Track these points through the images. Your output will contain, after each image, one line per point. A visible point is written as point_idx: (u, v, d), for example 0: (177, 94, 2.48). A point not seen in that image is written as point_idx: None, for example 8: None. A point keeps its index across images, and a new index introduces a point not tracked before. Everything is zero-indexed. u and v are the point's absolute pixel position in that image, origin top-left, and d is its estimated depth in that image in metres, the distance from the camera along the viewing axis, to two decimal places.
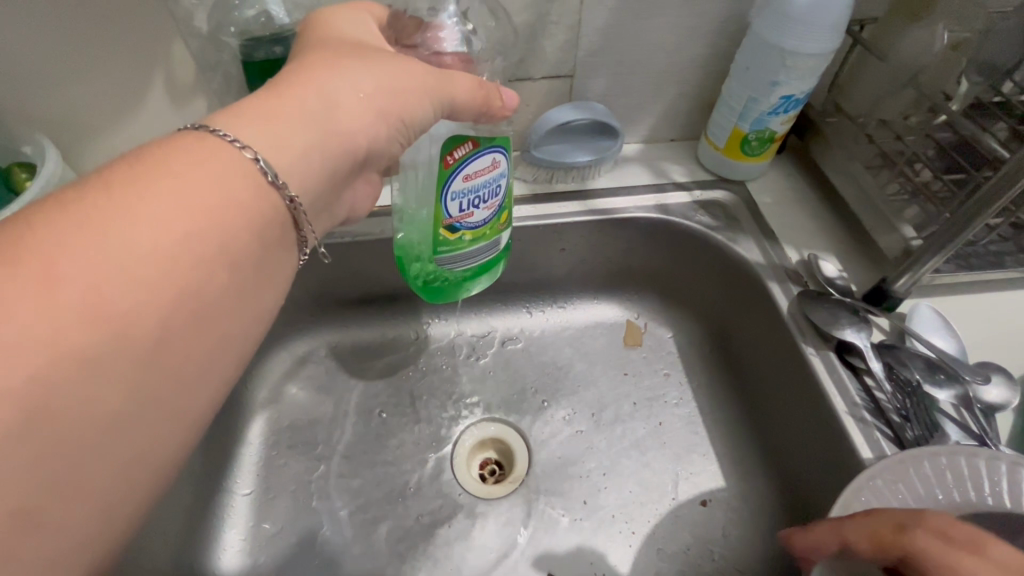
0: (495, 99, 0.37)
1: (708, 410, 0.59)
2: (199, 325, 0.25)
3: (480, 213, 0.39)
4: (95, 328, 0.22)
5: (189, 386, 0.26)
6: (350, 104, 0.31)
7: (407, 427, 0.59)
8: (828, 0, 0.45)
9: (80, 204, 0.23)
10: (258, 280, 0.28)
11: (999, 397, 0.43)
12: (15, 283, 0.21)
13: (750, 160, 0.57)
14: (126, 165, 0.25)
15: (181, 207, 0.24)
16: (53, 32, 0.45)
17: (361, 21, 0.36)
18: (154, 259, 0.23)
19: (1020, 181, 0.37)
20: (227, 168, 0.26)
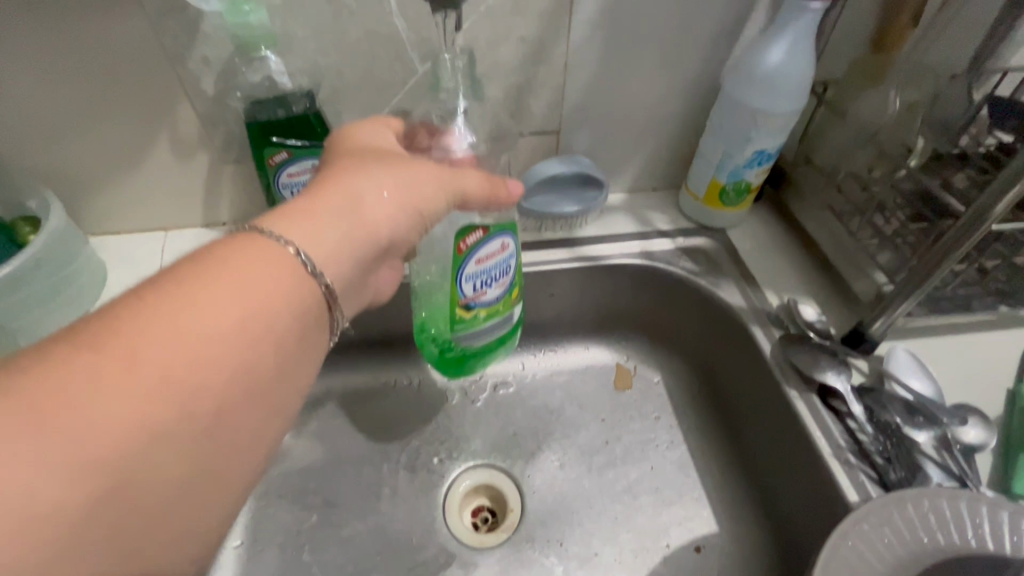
0: (500, 192, 0.40)
1: (699, 453, 0.59)
2: (251, 403, 0.27)
3: (492, 291, 0.44)
4: (163, 410, 0.23)
5: (237, 462, 0.27)
6: (378, 203, 0.35)
7: (398, 474, 0.58)
8: (790, 63, 0.48)
9: (151, 296, 0.25)
10: (301, 360, 0.30)
11: (977, 438, 0.44)
12: (102, 367, 0.22)
13: (728, 209, 0.60)
14: (190, 260, 0.27)
15: (240, 295, 0.27)
16: (66, 95, 0.48)
17: (380, 133, 0.41)
18: (218, 345, 0.25)
19: (977, 228, 0.40)
20: (278, 259, 0.29)
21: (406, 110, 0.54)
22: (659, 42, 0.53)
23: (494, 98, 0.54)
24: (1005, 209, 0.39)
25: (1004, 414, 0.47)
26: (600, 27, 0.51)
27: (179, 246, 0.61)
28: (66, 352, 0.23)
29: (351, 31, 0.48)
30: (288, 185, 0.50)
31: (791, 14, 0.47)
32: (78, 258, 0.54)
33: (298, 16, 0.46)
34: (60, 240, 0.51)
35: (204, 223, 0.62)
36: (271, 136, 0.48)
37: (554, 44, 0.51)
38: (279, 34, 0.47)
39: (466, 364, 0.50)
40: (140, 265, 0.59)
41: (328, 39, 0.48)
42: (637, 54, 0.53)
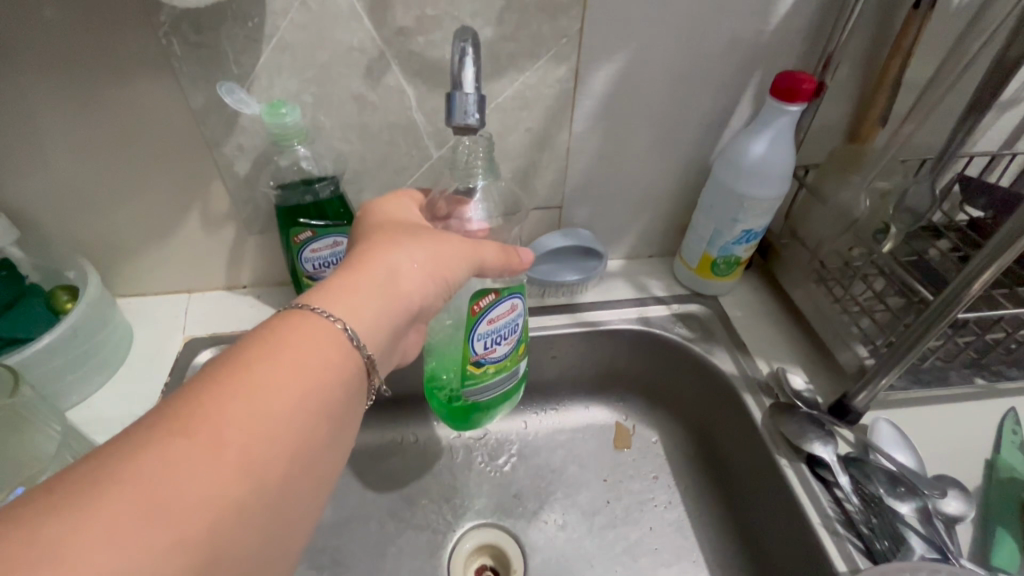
0: (513, 259, 0.45)
1: (696, 513, 0.61)
2: (307, 472, 0.30)
3: (501, 348, 0.48)
4: (242, 485, 0.26)
5: (294, 526, 0.30)
6: (410, 273, 0.38)
7: (404, 533, 0.60)
8: (772, 156, 0.53)
9: (227, 381, 0.28)
10: (346, 427, 0.33)
11: (957, 509, 0.46)
12: (192, 450, 0.25)
13: (719, 278, 0.64)
14: (254, 343, 0.30)
15: (302, 376, 0.30)
16: (111, 178, 0.53)
17: (405, 206, 0.46)
18: (286, 422, 0.28)
19: (949, 314, 0.43)
20: (331, 337, 0.32)
21: (420, 189, 0.59)
22: (654, 131, 0.58)
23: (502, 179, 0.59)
24: (981, 289, 0.41)
25: (982, 484, 0.49)
26: (600, 118, 0.56)
27: (201, 308, 0.64)
28: (156, 438, 0.25)
29: (374, 123, 0.53)
30: (312, 259, 0.55)
31: (772, 113, 0.52)
32: (109, 323, 0.57)
33: (327, 111, 0.51)
34: (95, 308, 0.55)
35: (225, 286, 0.65)
36: (298, 217, 0.53)
37: (558, 133, 0.56)
38: (309, 126, 0.52)
39: (472, 417, 0.52)
40: (164, 327, 0.62)
41: (353, 130, 0.53)
42: (632, 141, 0.58)
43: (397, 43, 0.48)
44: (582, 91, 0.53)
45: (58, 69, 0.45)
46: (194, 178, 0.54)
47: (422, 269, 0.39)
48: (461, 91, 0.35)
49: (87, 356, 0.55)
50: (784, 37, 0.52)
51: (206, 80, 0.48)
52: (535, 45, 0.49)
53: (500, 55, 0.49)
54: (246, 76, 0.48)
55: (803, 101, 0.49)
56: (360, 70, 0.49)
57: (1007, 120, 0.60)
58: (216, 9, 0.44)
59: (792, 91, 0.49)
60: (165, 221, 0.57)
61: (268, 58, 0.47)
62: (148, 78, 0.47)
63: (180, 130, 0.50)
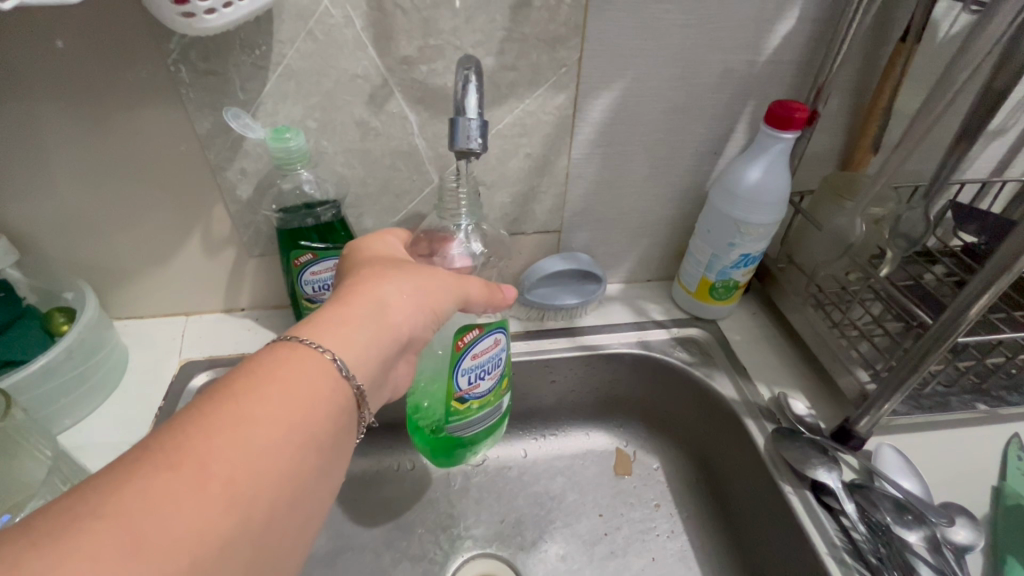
0: (497, 294, 0.45)
1: (699, 544, 0.59)
2: (294, 507, 0.29)
3: (485, 383, 0.47)
4: (228, 520, 0.25)
5: (280, 563, 0.29)
6: (398, 305, 0.38)
7: (400, 564, 0.58)
8: (769, 182, 0.53)
9: (215, 411, 0.27)
10: (335, 460, 0.32)
11: (966, 538, 0.45)
12: (178, 483, 0.24)
13: (718, 303, 0.64)
14: (240, 375, 0.30)
15: (292, 406, 0.29)
16: (114, 201, 0.53)
17: (386, 244, 0.47)
18: (274, 454, 0.28)
19: (950, 337, 0.42)
20: (320, 368, 0.32)
21: (420, 213, 0.59)
22: (651, 157, 0.59)
23: (502, 204, 0.59)
24: (979, 314, 0.41)
25: (990, 512, 0.49)
26: (599, 145, 0.57)
27: (198, 331, 0.64)
28: (139, 473, 0.24)
29: (376, 148, 0.54)
30: (311, 282, 0.55)
31: (766, 141, 0.53)
32: (105, 347, 0.56)
33: (330, 136, 0.52)
34: (91, 332, 0.54)
35: (223, 309, 0.65)
36: (300, 241, 0.53)
37: (557, 159, 0.57)
38: (312, 151, 0.53)
39: (455, 453, 0.52)
40: (160, 350, 0.61)
41: (355, 155, 0.54)
42: (631, 167, 0.59)
43: (400, 72, 0.49)
44: (580, 118, 0.55)
45: (67, 95, 0.46)
46: (197, 201, 0.55)
47: (408, 301, 0.39)
48: (464, 116, 0.36)
49: (81, 380, 0.54)
50: (776, 68, 0.54)
51: (212, 106, 0.49)
52: (535, 74, 0.51)
53: (500, 83, 0.51)
54: (252, 102, 0.49)
55: (796, 129, 0.50)
56: (363, 97, 0.50)
57: (995, 149, 0.62)
58: (225, 38, 0.45)
59: (785, 119, 0.50)
60: (165, 244, 0.57)
61: (274, 85, 0.48)
62: (155, 103, 0.48)
63: (185, 154, 0.51)
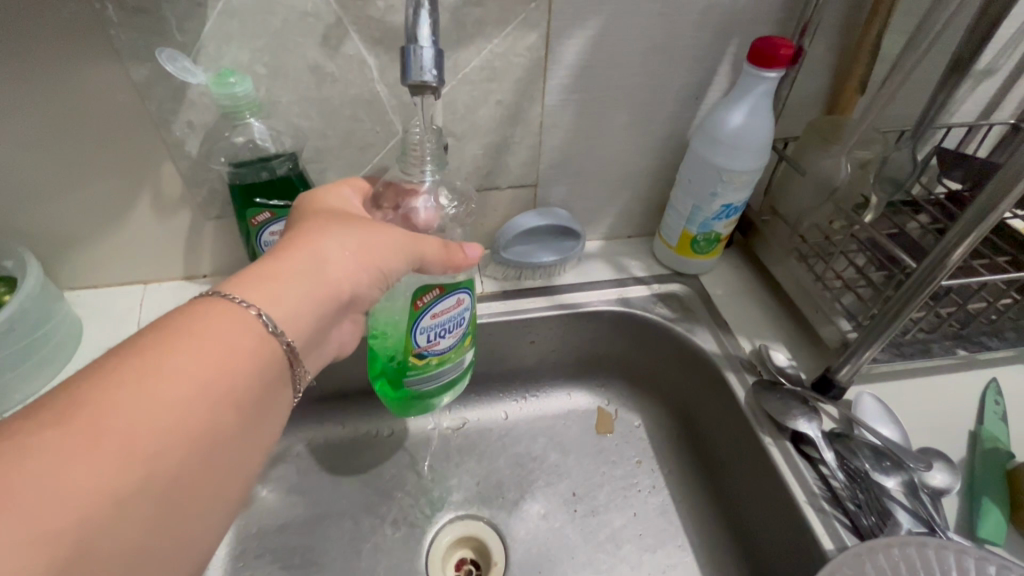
0: (458, 255, 0.41)
1: (681, 498, 0.60)
2: (210, 465, 0.28)
3: (446, 340, 0.46)
4: (127, 476, 0.24)
5: (196, 523, 0.27)
6: (337, 263, 0.36)
7: (380, 529, 0.58)
8: (752, 126, 0.51)
9: (116, 367, 0.26)
10: (261, 417, 0.31)
11: (943, 482, 0.45)
12: (67, 439, 0.23)
13: (700, 257, 0.62)
14: (151, 332, 0.28)
15: (204, 362, 0.28)
16: (48, 158, 0.48)
17: (341, 197, 0.44)
18: (180, 410, 0.26)
19: (933, 280, 0.41)
20: (242, 323, 0.30)
21: (387, 167, 0.56)
22: (630, 104, 0.56)
23: (473, 156, 0.56)
24: (961, 258, 0.40)
25: (966, 456, 0.49)
26: (574, 90, 0.54)
27: (158, 300, 0.60)
28: (26, 431, 0.23)
29: (334, 96, 0.50)
30: (271, 243, 0.52)
31: (749, 81, 0.50)
32: (52, 318, 0.53)
33: (283, 84, 0.48)
34: (33, 302, 0.51)
35: (184, 276, 0.62)
36: (255, 197, 0.50)
37: (530, 107, 0.54)
38: (264, 100, 0.49)
39: (413, 404, 0.51)
40: (117, 321, 0.58)
41: (312, 104, 0.50)
42: (609, 115, 0.56)
43: (354, 8, 0.45)
44: (554, 61, 0.51)
45: None
46: (141, 159, 0.50)
47: (350, 258, 0.37)
48: (416, 46, 0.33)
49: (27, 353, 0.51)
50: (760, 3, 0.51)
51: (147, 50, 0.44)
52: (503, 11, 0.47)
53: (466, 21, 0.47)
54: (192, 44, 0.45)
55: (781, 67, 0.47)
56: (316, 38, 0.46)
57: (984, 90, 0.60)
58: None
59: (769, 57, 0.47)
60: (112, 207, 0.53)
61: (214, 25, 0.44)
62: (81, 47, 0.43)
63: (123, 107, 0.47)
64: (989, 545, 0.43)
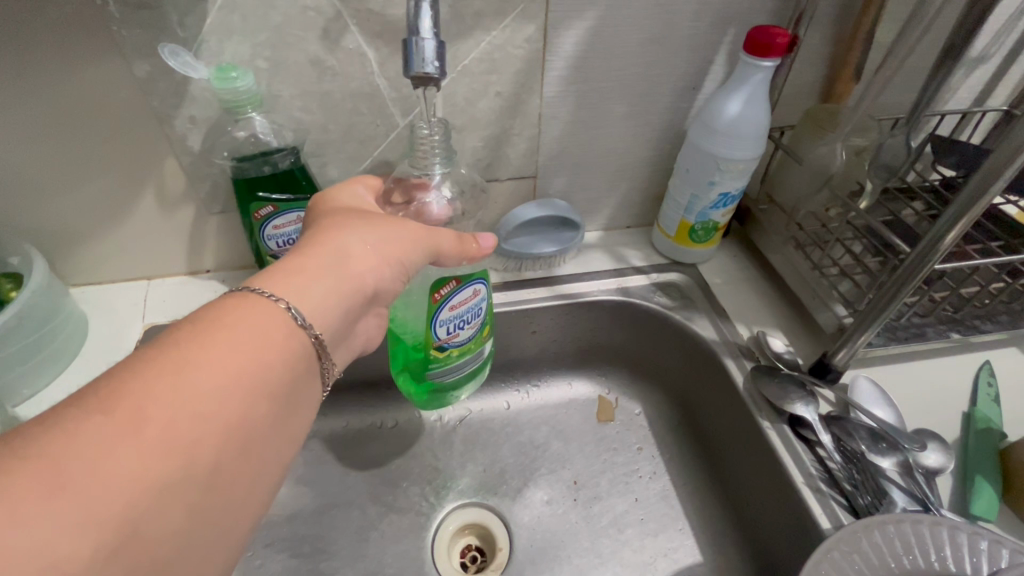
0: (472, 245, 0.42)
1: (681, 483, 0.61)
2: (245, 453, 0.28)
3: (465, 331, 0.47)
4: (168, 464, 0.25)
5: (232, 511, 0.28)
6: (361, 257, 0.37)
7: (386, 517, 0.59)
8: (749, 115, 0.52)
9: (156, 358, 0.27)
10: (292, 409, 0.32)
11: (936, 462, 0.47)
12: (112, 427, 0.24)
13: (698, 246, 0.63)
14: (188, 324, 0.29)
15: (236, 355, 0.28)
16: (53, 155, 0.49)
17: (355, 194, 0.45)
18: (216, 401, 0.27)
19: (927, 264, 0.42)
20: (273, 316, 0.31)
21: (387, 160, 0.56)
22: (628, 95, 0.56)
23: (473, 147, 0.57)
24: (954, 242, 0.40)
25: (958, 437, 0.50)
26: (573, 81, 0.54)
27: (162, 295, 0.61)
28: (73, 418, 0.24)
29: (335, 90, 0.50)
30: (275, 237, 0.52)
31: (745, 71, 0.51)
32: (60, 313, 0.54)
33: (283, 78, 0.48)
34: (41, 299, 0.51)
35: (187, 271, 0.62)
36: (258, 191, 0.50)
37: (529, 98, 0.54)
38: (265, 94, 0.49)
39: (433, 395, 0.52)
40: (122, 316, 0.59)
41: (313, 98, 0.50)
42: (607, 105, 0.57)
43: (354, 2, 0.45)
44: (552, 52, 0.51)
45: None
46: (144, 155, 0.51)
47: (373, 253, 0.37)
48: (418, 37, 0.34)
49: (34, 350, 0.51)
50: None
51: (150, 47, 0.44)
52: (501, 2, 0.47)
53: (464, 13, 0.47)
54: (193, 40, 0.45)
55: (777, 56, 0.48)
56: (316, 33, 0.46)
57: (978, 77, 0.60)
58: None
59: (765, 46, 0.47)
60: (116, 204, 0.54)
61: (215, 20, 0.44)
62: (83, 44, 0.43)
63: (126, 103, 0.47)
64: (982, 521, 0.44)
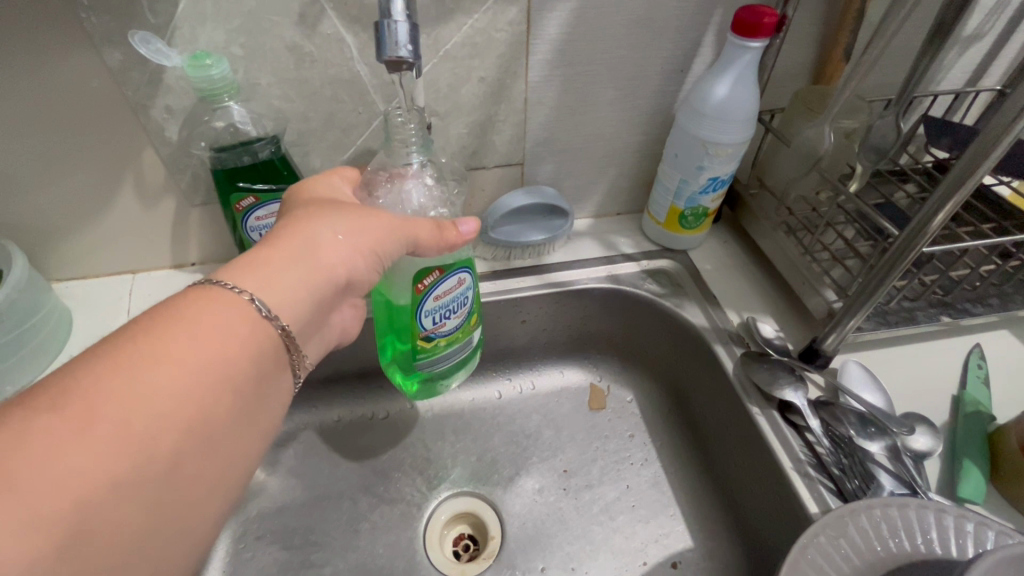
0: (450, 232, 0.41)
1: (672, 469, 0.61)
2: (207, 448, 0.28)
3: (452, 321, 0.46)
4: (126, 462, 0.24)
5: (194, 503, 0.28)
6: (332, 250, 0.36)
7: (377, 508, 0.59)
8: (739, 99, 0.51)
9: (111, 354, 0.26)
10: (257, 401, 0.31)
11: (925, 445, 0.46)
12: (62, 423, 0.24)
13: (687, 232, 0.63)
14: (150, 317, 0.28)
15: (196, 349, 0.28)
16: (27, 148, 0.48)
17: (332, 183, 0.44)
18: (173, 396, 0.26)
19: (914, 248, 0.41)
20: (238, 309, 0.30)
21: (371, 149, 0.55)
22: (615, 78, 0.55)
23: (457, 134, 0.56)
24: (942, 225, 0.40)
25: (948, 421, 0.50)
26: (558, 65, 0.53)
27: (147, 289, 0.60)
28: (23, 414, 0.24)
29: (314, 77, 0.49)
30: (258, 228, 0.52)
31: (733, 52, 0.50)
32: (41, 308, 0.53)
33: (260, 65, 0.47)
34: (22, 294, 0.51)
35: (172, 265, 0.62)
36: (239, 181, 0.49)
37: (513, 83, 0.53)
38: (242, 82, 0.48)
39: (424, 384, 0.51)
40: (107, 311, 0.58)
41: (291, 85, 0.49)
42: (594, 90, 0.56)
43: None
44: (536, 36, 0.50)
45: None
46: (121, 145, 0.50)
47: (347, 245, 0.37)
48: (390, 19, 0.33)
49: (17, 346, 0.51)
50: None
51: (121, 34, 0.43)
52: None
53: None
54: (166, 26, 0.44)
55: (765, 37, 0.47)
56: (292, 18, 0.45)
57: (971, 56, 0.59)
58: None
59: (753, 26, 0.46)
60: (95, 197, 0.53)
61: (187, 6, 0.43)
62: (51, 32, 0.42)
63: (98, 93, 0.46)
64: (968, 503, 0.44)
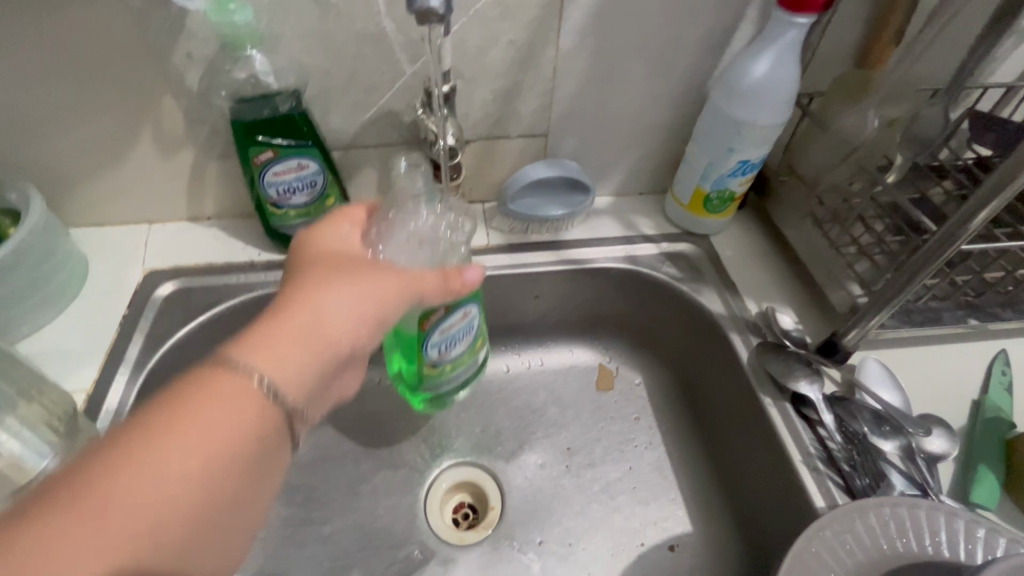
0: (454, 280, 0.41)
1: (675, 453, 0.61)
2: (214, 524, 0.29)
3: (457, 348, 0.48)
4: (146, 525, 0.26)
5: (205, 555, 0.29)
6: (342, 310, 0.36)
7: (380, 471, 0.59)
8: (778, 79, 0.49)
9: (124, 444, 0.27)
10: (267, 464, 0.32)
11: (940, 447, 0.45)
12: (73, 520, 0.25)
13: (712, 216, 0.61)
14: (157, 409, 0.29)
15: (203, 444, 0.29)
16: (47, 89, 0.47)
17: (342, 234, 0.42)
18: (179, 491, 0.28)
19: (949, 247, 0.40)
20: (244, 394, 0.31)
21: (392, 110, 0.54)
22: (650, 50, 0.53)
23: (482, 100, 0.54)
24: (983, 224, 0.38)
25: (966, 425, 0.48)
26: (591, 33, 0.51)
27: (165, 241, 0.59)
28: (44, 504, 0.25)
29: (339, 31, 0.47)
30: (275, 183, 0.51)
31: (776, 28, 0.47)
32: (59, 254, 0.53)
33: (285, 15, 0.46)
34: (39, 238, 0.50)
35: (189, 218, 0.61)
36: (258, 135, 0.48)
37: (543, 50, 0.51)
38: (265, 33, 0.46)
39: (432, 399, 0.54)
40: (123, 261, 0.58)
41: (315, 38, 0.48)
42: (626, 61, 0.54)
43: None
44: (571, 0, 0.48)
45: None
46: (141, 92, 0.49)
47: (362, 282, 0.38)
48: None
49: (33, 289, 0.51)
50: None
51: None
52: None
53: None
54: None
55: (812, 12, 0.45)
56: None
57: None
58: None
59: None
60: (113, 143, 0.52)
61: None
62: None
63: (120, 36, 0.45)
64: (980, 510, 0.43)
